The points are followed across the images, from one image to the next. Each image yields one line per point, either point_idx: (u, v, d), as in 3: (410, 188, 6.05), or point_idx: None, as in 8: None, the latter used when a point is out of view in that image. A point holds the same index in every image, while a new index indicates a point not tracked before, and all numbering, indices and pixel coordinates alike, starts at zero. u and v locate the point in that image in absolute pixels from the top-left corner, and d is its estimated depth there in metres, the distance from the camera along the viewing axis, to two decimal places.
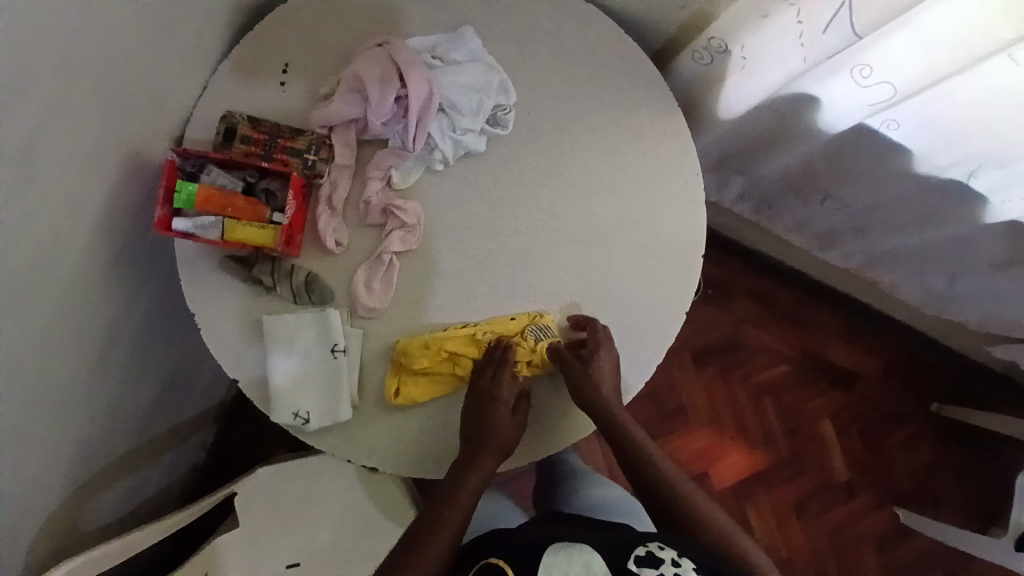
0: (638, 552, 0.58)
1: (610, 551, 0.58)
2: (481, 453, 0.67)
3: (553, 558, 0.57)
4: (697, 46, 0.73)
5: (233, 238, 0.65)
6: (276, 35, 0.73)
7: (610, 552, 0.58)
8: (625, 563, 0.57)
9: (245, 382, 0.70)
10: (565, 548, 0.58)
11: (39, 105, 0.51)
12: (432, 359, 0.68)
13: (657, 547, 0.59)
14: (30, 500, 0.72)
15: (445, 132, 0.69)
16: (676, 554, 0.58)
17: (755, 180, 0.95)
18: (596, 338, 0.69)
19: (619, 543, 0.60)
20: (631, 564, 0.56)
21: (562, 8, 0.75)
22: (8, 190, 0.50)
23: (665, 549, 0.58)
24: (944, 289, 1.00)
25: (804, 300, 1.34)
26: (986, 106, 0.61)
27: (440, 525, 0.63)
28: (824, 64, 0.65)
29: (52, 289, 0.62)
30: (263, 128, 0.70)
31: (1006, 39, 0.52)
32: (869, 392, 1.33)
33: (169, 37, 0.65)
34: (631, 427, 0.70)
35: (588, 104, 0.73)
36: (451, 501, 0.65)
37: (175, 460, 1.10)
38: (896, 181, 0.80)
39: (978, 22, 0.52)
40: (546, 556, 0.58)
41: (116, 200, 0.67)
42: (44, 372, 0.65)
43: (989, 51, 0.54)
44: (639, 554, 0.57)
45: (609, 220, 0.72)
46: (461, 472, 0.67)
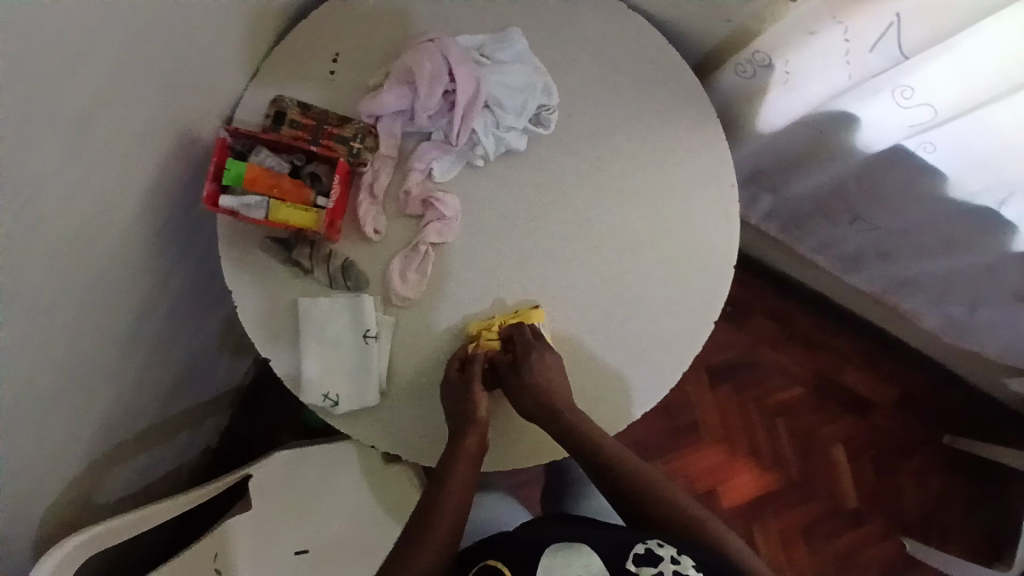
0: (637, 551, 0.58)
1: (609, 552, 0.59)
2: (465, 452, 0.67)
3: (551, 559, 0.59)
4: (740, 60, 0.75)
5: (277, 219, 0.66)
6: (329, 26, 0.75)
7: (609, 552, 0.59)
8: (624, 565, 0.57)
9: (277, 363, 0.71)
10: (564, 549, 0.60)
11: (97, 77, 0.53)
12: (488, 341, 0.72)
13: (656, 544, 0.59)
14: (51, 465, 0.73)
15: (489, 129, 0.71)
16: (676, 551, 0.58)
17: (784, 198, 0.96)
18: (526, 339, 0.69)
19: (617, 542, 0.60)
20: (631, 565, 0.57)
21: (608, 16, 0.76)
22: (57, 156, 0.52)
23: (665, 547, 0.58)
24: (966, 317, 1.00)
25: (822, 322, 1.33)
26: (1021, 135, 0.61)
27: (430, 540, 0.63)
28: (868, 83, 0.66)
29: (95, 258, 0.64)
30: (313, 114, 0.71)
31: None
32: (882, 419, 1.32)
33: (227, 22, 0.67)
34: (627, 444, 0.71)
35: (627, 111, 0.75)
36: (438, 516, 0.64)
37: (189, 441, 1.11)
38: (924, 206, 0.81)
39: None
40: (545, 559, 0.59)
41: (163, 177, 0.69)
42: (78, 339, 0.67)
43: None
44: (637, 554, 0.58)
45: (643, 226, 0.73)
46: (447, 479, 0.66)
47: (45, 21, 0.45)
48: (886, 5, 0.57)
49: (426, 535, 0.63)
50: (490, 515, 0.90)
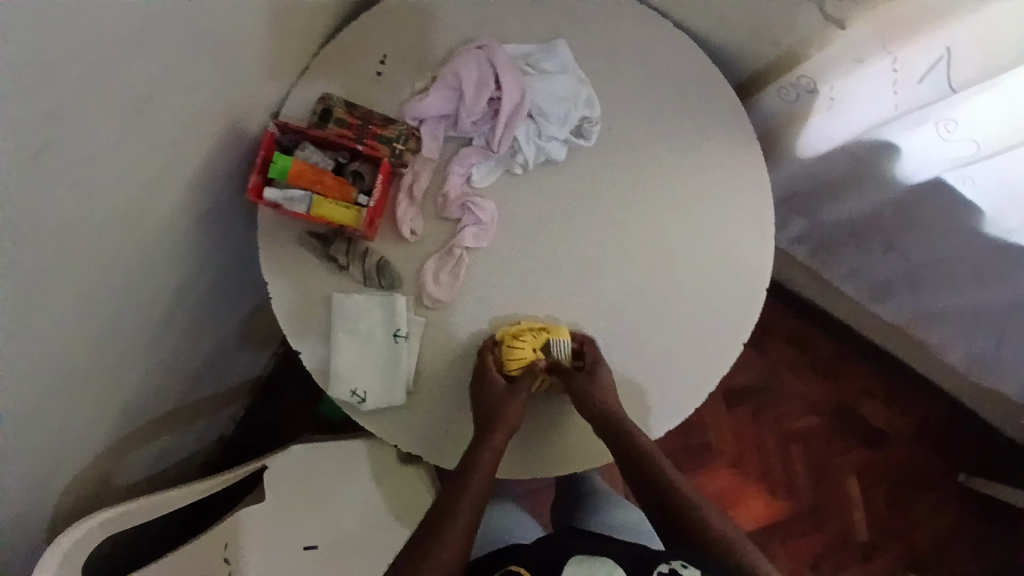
0: (660, 569, 0.57)
1: (633, 568, 0.58)
2: (493, 444, 0.66)
3: (574, 568, 0.58)
4: (785, 82, 0.76)
5: (318, 214, 0.67)
6: (379, 28, 0.76)
7: (633, 569, 0.58)
8: None
9: (308, 357, 0.72)
10: (587, 562, 0.59)
11: (158, 65, 0.54)
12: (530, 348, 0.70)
13: (680, 565, 0.57)
14: (76, 442, 0.74)
15: (531, 138, 0.71)
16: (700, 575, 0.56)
17: (817, 223, 0.96)
18: (595, 355, 0.71)
19: (641, 559, 0.59)
20: None
21: (654, 32, 0.77)
22: (114, 137, 0.53)
23: (688, 569, 0.57)
24: (991, 354, 0.98)
25: (843, 351, 1.32)
26: None
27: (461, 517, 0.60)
28: (913, 115, 0.66)
29: (138, 241, 0.65)
30: (358, 114, 0.72)
31: None
32: (899, 452, 1.30)
33: (283, 18, 0.69)
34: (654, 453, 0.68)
35: (667, 127, 0.75)
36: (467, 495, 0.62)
37: (206, 428, 1.11)
38: (959, 239, 0.80)
39: None
40: (568, 567, 0.59)
41: (209, 166, 0.70)
42: (115, 319, 0.68)
43: None
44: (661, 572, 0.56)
45: (678, 243, 0.73)
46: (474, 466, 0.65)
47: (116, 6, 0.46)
48: (938, 37, 0.57)
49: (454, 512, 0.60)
50: (503, 522, 0.89)
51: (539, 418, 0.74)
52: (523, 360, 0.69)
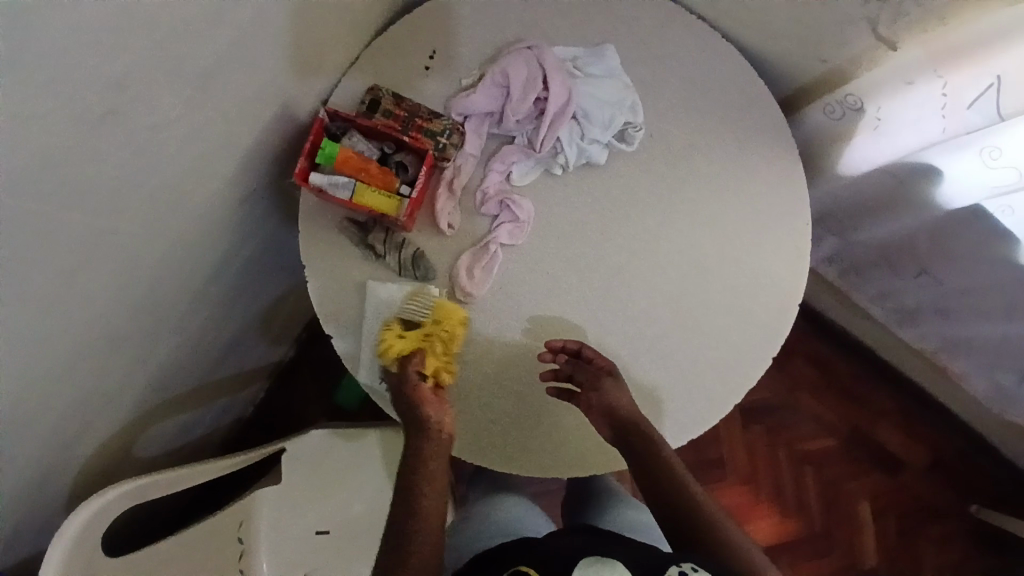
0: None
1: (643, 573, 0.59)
2: (432, 449, 0.65)
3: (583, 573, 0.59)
4: (831, 100, 0.76)
5: (360, 202, 0.68)
6: (431, 22, 0.77)
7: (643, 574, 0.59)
8: None
9: (340, 341, 0.73)
10: (597, 564, 0.59)
11: (220, 46, 0.56)
12: (411, 339, 0.68)
13: (689, 569, 0.59)
14: (103, 409, 0.75)
15: (574, 139, 0.72)
16: None
17: (850, 243, 0.96)
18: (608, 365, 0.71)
19: (651, 562, 0.60)
20: None
21: (701, 43, 0.77)
22: (171, 112, 0.54)
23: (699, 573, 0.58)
24: (1014, 387, 0.97)
25: (863, 374, 1.31)
26: None
27: (420, 539, 0.60)
28: (959, 139, 0.65)
29: (183, 217, 0.66)
30: (405, 106, 0.73)
31: None
32: (912, 481, 1.29)
33: (340, 8, 0.70)
34: (666, 450, 0.69)
35: (707, 138, 0.75)
36: (422, 514, 0.61)
37: (225, 407, 1.13)
38: (990, 269, 0.79)
39: None
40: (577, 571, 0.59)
41: (257, 149, 0.72)
42: (153, 291, 0.69)
43: None
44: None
45: (713, 253, 0.74)
46: (424, 479, 0.63)
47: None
48: (989, 65, 0.58)
49: (412, 534, 0.60)
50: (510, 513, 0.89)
51: (560, 422, 0.73)
52: (400, 349, 0.67)
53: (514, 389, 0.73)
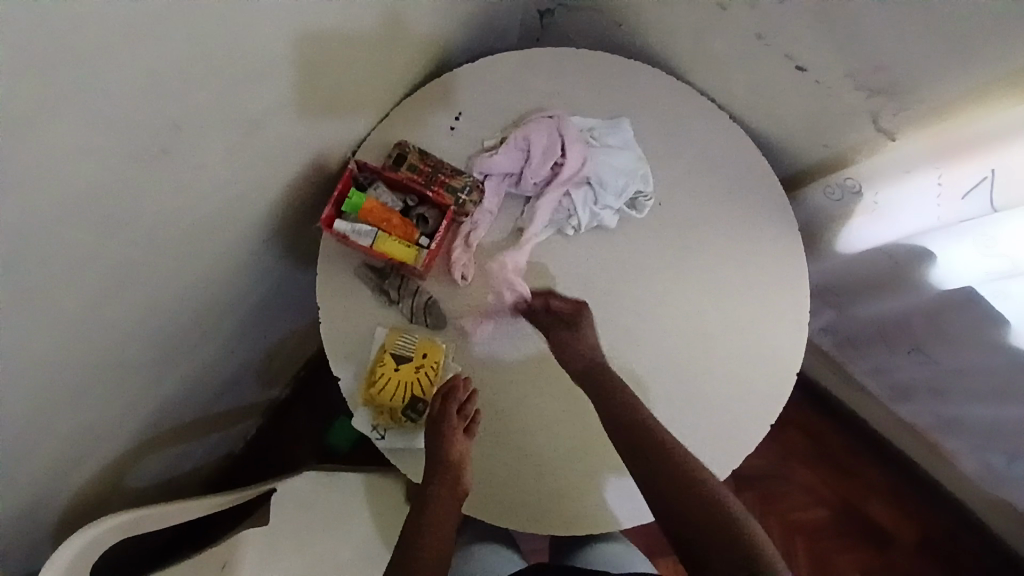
0: None
1: None
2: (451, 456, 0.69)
3: None
4: (830, 182, 0.80)
5: (380, 249, 0.71)
6: (459, 86, 0.82)
7: None
8: None
9: (344, 383, 0.73)
10: None
11: (264, 101, 0.59)
12: (406, 373, 0.71)
13: None
14: (104, 437, 0.75)
15: (588, 204, 0.76)
16: None
17: (845, 318, 0.99)
18: (578, 314, 0.74)
19: None
20: None
21: (711, 121, 0.81)
22: (214, 157, 0.58)
23: None
24: (1004, 468, 0.98)
25: (857, 448, 1.31)
26: None
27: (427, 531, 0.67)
28: (953, 228, 0.68)
29: (208, 254, 0.68)
30: (430, 162, 0.76)
31: None
32: (902, 560, 1.27)
33: (373, 70, 0.74)
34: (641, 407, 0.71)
35: (713, 210, 0.78)
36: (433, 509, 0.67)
37: (217, 442, 1.12)
38: (985, 353, 0.81)
39: None
40: None
41: (284, 194, 0.74)
42: (168, 323, 0.71)
43: None
44: None
45: (715, 321, 0.76)
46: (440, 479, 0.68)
47: (246, 33, 0.51)
48: (986, 160, 0.61)
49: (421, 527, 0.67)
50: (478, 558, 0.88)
51: (555, 478, 0.72)
52: (395, 385, 0.71)
53: (518, 436, 0.73)
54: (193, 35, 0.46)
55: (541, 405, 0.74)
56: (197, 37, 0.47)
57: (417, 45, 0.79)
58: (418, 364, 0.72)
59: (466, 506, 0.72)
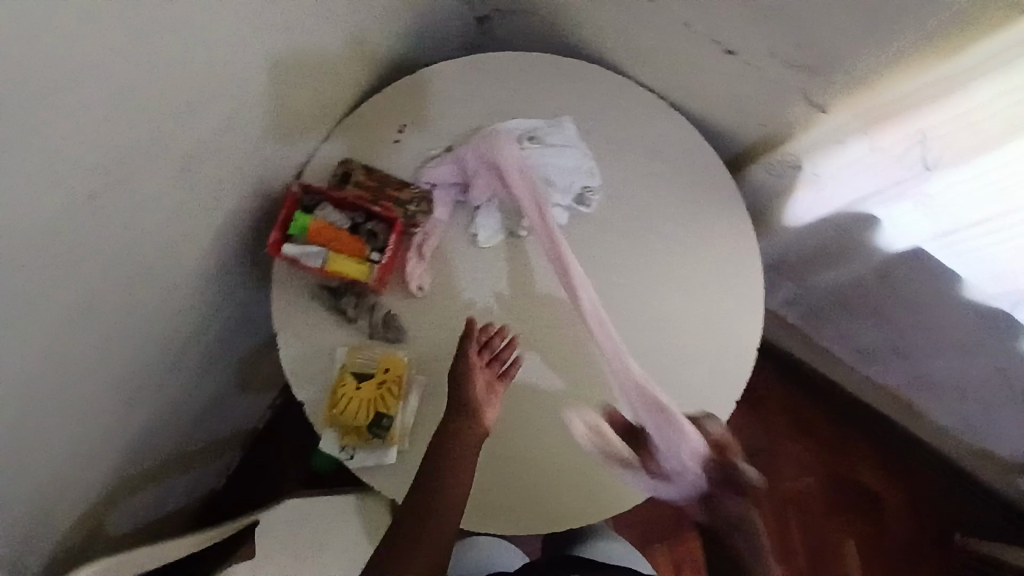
0: None
1: None
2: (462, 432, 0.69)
3: None
4: (772, 160, 0.81)
5: (331, 269, 0.71)
6: (398, 99, 0.82)
7: None
8: None
9: (309, 407, 0.73)
10: None
11: (194, 130, 0.59)
12: (369, 390, 0.71)
13: None
14: (74, 487, 0.73)
15: (536, 204, 0.77)
16: None
17: (807, 290, 1.00)
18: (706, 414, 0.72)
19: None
20: None
21: (651, 110, 0.82)
22: (149, 190, 0.57)
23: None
24: (980, 417, 1.00)
25: (838, 416, 1.33)
26: None
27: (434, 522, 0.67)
28: (891, 191, 0.69)
29: (159, 291, 0.67)
30: (375, 177, 0.77)
31: None
32: (895, 521, 1.29)
33: (309, 90, 0.74)
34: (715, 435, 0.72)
35: (663, 197, 0.79)
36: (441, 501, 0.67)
37: (197, 480, 1.10)
38: (943, 308, 0.83)
39: None
40: None
41: (232, 224, 0.74)
42: (127, 365, 0.69)
43: None
44: None
45: (675, 306, 0.76)
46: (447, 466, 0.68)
47: (164, 64, 0.51)
48: (913, 122, 0.62)
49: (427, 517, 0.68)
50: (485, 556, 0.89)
51: (540, 479, 0.73)
52: (358, 404, 0.71)
53: (500, 445, 0.73)
54: (106, 72, 0.46)
55: (518, 410, 0.74)
56: (112, 73, 0.47)
57: (354, 63, 0.79)
58: (381, 379, 0.71)
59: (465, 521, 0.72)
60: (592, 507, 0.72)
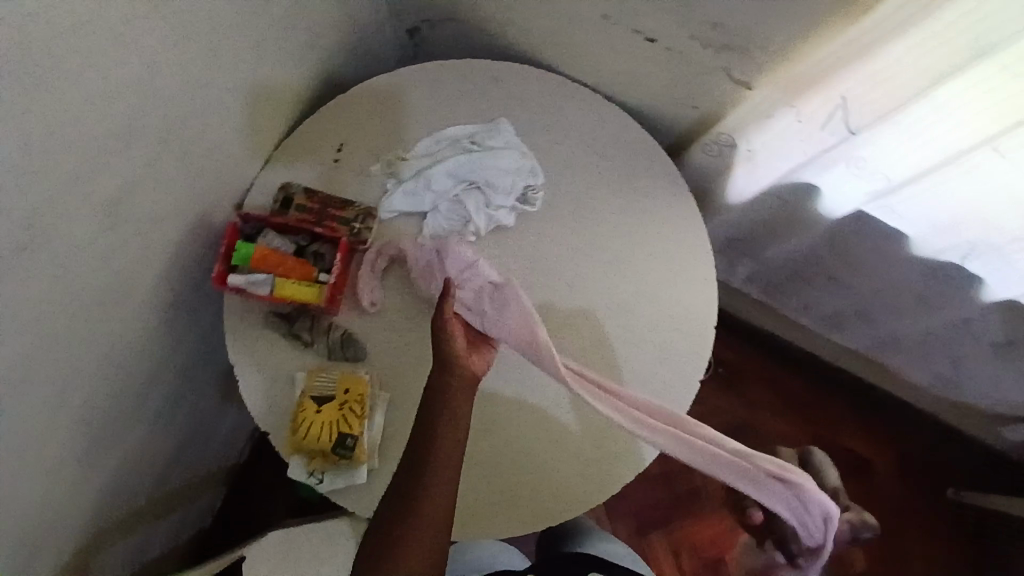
0: None
1: None
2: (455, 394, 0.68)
3: None
4: (707, 140, 0.81)
5: (281, 295, 0.70)
6: (334, 119, 0.82)
7: None
8: None
9: (273, 435, 0.72)
10: None
11: (122, 169, 0.58)
12: (329, 413, 0.70)
13: None
14: (45, 543, 0.72)
15: (480, 208, 0.76)
16: None
17: (763, 264, 1.02)
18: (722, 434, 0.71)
19: None
20: None
21: (585, 103, 0.83)
22: (85, 233, 0.57)
23: None
24: (950, 371, 1.02)
25: (816, 385, 1.35)
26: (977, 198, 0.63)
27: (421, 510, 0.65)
28: (821, 158, 0.70)
29: (109, 334, 0.66)
30: (317, 198, 0.77)
31: (989, 133, 0.55)
32: (883, 481, 1.31)
33: (241, 118, 0.74)
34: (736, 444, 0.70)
35: (606, 187, 0.80)
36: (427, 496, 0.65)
37: (181, 521, 1.08)
38: (894, 267, 0.84)
39: (963, 118, 0.56)
40: None
41: (177, 259, 0.73)
42: (85, 413, 0.68)
43: (975, 144, 0.57)
44: None
45: (628, 294, 0.77)
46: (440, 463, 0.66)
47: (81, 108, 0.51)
48: (834, 87, 0.63)
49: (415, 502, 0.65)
50: (490, 556, 0.89)
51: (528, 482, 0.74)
52: (320, 427, 0.70)
53: (489, 454, 0.75)
54: (11, 123, 0.46)
55: (500, 420, 0.75)
56: (19, 124, 0.46)
57: (284, 88, 0.79)
58: (341, 400, 0.71)
59: (456, 531, 0.73)
60: (571, 502, 0.74)
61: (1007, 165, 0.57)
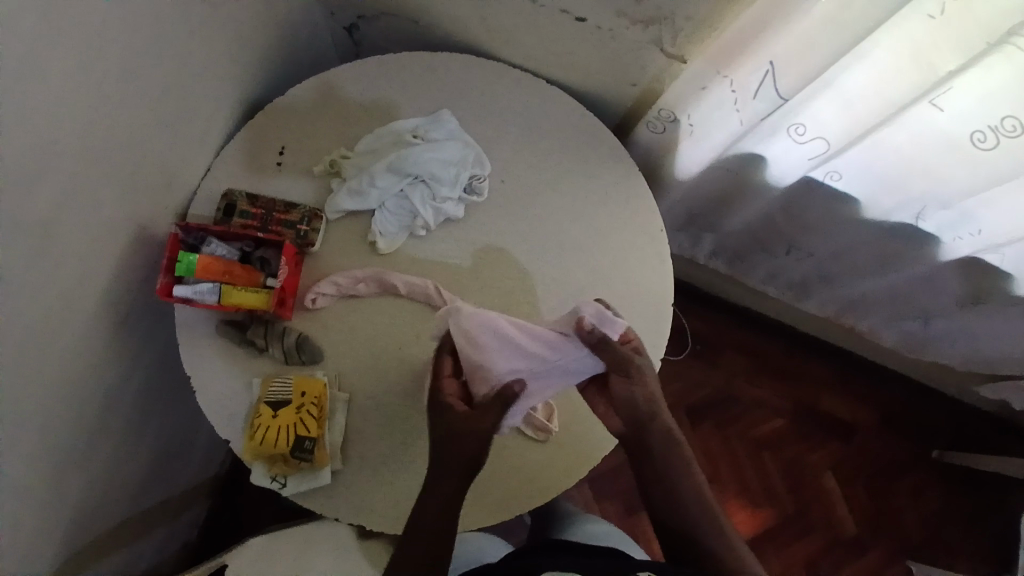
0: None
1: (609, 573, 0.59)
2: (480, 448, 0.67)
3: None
4: (650, 117, 0.82)
5: (229, 302, 0.70)
6: (275, 122, 0.81)
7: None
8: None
9: (234, 443, 0.72)
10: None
11: (55, 189, 0.57)
12: (286, 416, 0.70)
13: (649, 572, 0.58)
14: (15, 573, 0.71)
15: (426, 201, 0.76)
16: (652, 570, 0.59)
17: (722, 236, 1.02)
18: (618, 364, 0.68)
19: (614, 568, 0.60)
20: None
21: (526, 88, 0.82)
22: (23, 257, 0.56)
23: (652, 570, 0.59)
24: (922, 330, 1.02)
25: (792, 353, 1.35)
26: (918, 150, 0.64)
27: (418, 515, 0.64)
28: (762, 124, 0.70)
29: (59, 356, 0.65)
30: (260, 204, 0.77)
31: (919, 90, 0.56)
32: (868, 444, 1.32)
33: (176, 128, 0.72)
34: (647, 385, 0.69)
35: (555, 171, 0.80)
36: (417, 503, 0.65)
37: (164, 536, 1.08)
38: (852, 230, 0.84)
39: (891, 70, 0.57)
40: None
41: (124, 276, 0.72)
42: (44, 437, 0.67)
43: (910, 100, 0.57)
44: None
45: (582, 277, 0.77)
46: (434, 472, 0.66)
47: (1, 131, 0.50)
48: (762, 53, 0.62)
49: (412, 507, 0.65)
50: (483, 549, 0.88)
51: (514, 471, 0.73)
52: (278, 432, 0.70)
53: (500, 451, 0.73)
54: None
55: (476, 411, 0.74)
56: None
57: (217, 95, 0.78)
58: (298, 404, 0.71)
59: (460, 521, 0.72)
60: (538, 489, 0.73)
61: (944, 116, 0.59)
